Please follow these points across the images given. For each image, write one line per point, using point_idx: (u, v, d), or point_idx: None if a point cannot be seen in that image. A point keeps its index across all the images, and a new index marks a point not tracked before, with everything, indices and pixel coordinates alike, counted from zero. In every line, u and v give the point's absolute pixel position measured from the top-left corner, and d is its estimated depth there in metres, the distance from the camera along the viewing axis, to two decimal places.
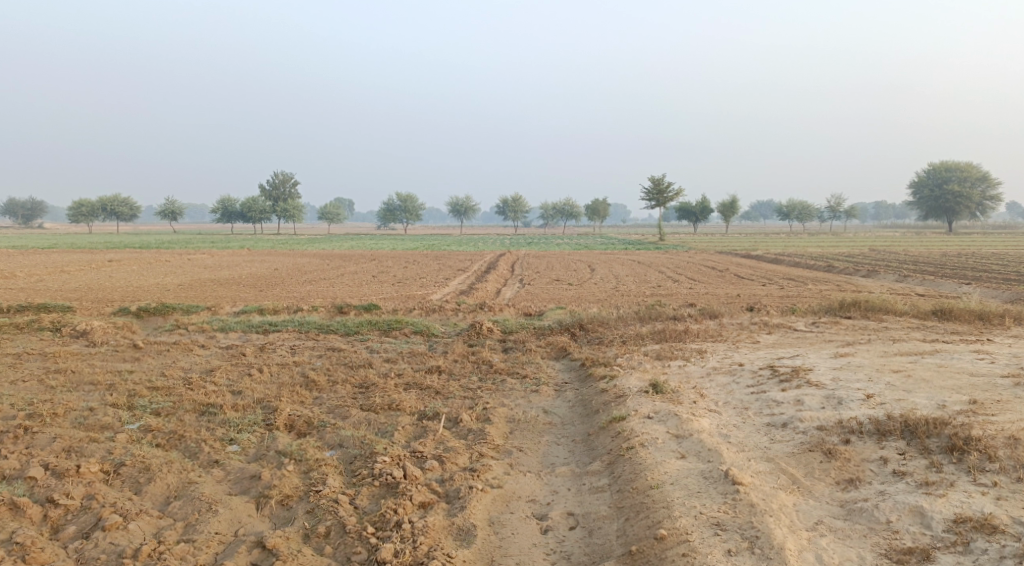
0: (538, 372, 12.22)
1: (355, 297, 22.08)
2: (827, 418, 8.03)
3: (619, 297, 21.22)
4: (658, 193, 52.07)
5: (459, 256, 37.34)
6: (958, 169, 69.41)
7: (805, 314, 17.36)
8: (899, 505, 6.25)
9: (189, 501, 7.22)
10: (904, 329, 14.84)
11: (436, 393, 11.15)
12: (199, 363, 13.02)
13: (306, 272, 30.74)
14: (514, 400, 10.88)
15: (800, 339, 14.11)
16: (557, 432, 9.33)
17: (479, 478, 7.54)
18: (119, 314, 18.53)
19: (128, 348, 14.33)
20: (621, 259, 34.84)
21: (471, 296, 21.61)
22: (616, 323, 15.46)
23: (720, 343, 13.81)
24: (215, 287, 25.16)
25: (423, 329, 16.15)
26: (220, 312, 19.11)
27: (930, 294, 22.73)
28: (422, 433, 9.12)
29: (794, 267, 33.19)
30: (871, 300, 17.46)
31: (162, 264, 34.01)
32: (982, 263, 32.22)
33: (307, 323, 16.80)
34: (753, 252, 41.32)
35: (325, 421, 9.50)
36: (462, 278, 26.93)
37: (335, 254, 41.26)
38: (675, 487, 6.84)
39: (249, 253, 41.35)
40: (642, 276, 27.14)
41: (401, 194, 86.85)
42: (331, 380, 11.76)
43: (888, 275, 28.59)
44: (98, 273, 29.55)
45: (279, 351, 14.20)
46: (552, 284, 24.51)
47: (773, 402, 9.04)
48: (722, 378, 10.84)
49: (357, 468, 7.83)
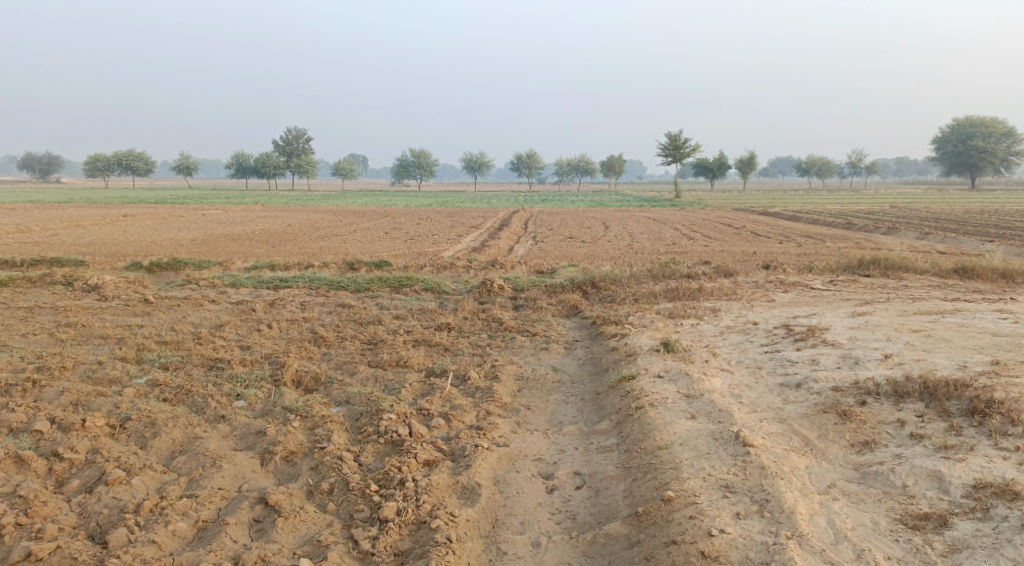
0: (549, 330, 12.08)
1: (367, 253, 21.96)
2: (842, 379, 7.85)
3: (632, 254, 21.00)
4: (674, 150, 51.45)
5: (473, 213, 37.11)
6: (982, 125, 68.17)
7: (822, 272, 17.10)
8: (915, 469, 6.07)
9: (194, 456, 7.16)
10: (923, 288, 14.57)
11: (445, 350, 11.05)
12: (208, 319, 12.95)
13: (319, 228, 30.62)
14: (524, 358, 10.75)
15: (817, 297, 13.89)
16: (566, 391, 9.20)
17: (485, 436, 7.43)
18: (130, 269, 18.48)
19: (139, 303, 14.28)
20: (636, 216, 34.51)
21: (484, 253, 21.43)
22: (629, 280, 15.27)
23: (734, 301, 13.60)
24: (228, 243, 25.09)
25: (434, 285, 16.01)
26: (232, 268, 19.03)
27: (950, 252, 22.37)
28: (429, 390, 9.02)
29: (812, 225, 32.76)
30: (890, 258, 17.15)
31: (176, 219, 33.95)
32: (1004, 222, 31.73)
33: (318, 279, 16.70)
34: (770, 209, 40.84)
35: (332, 377, 9.42)
36: (475, 234, 26.74)
37: (348, 210, 41.11)
38: (684, 447, 6.69)
39: (263, 209, 41.25)
40: (656, 234, 26.85)
41: (416, 149, 86.32)
42: (340, 337, 11.66)
43: (907, 232, 28.16)
44: (111, 227, 29.52)
45: (288, 307, 14.11)
46: (565, 241, 24.29)
47: (787, 361, 8.86)
48: (735, 337, 10.66)
49: (362, 425, 7.74)
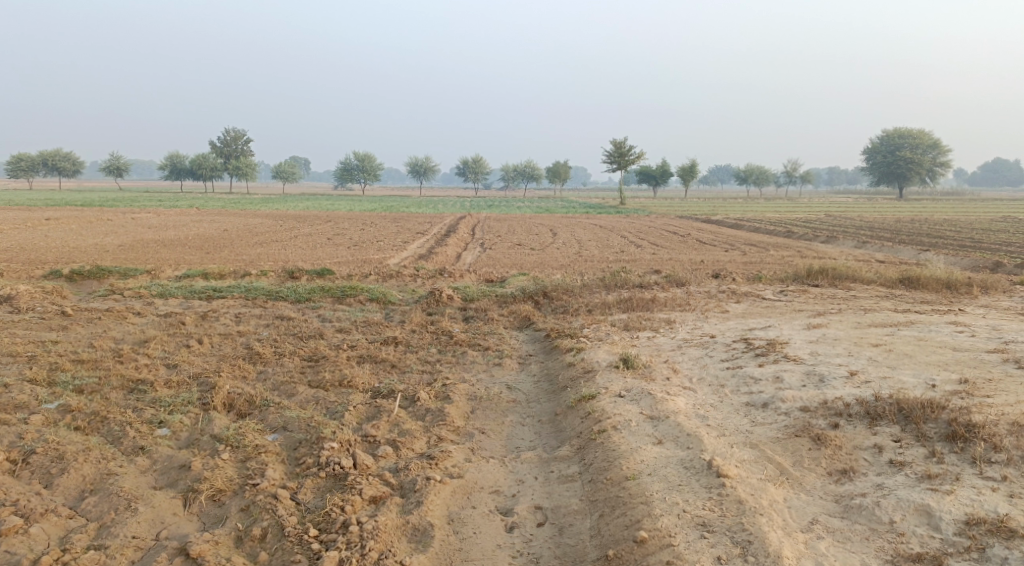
0: (500, 344, 11.59)
1: (307, 261, 21.19)
2: (811, 397, 7.51)
3: (581, 262, 20.63)
4: (618, 156, 51.43)
5: (418, 218, 36.49)
6: (911, 135, 69.86)
7: (772, 282, 16.92)
8: (902, 503, 5.73)
9: (106, 497, 6.56)
10: (874, 299, 14.43)
11: (392, 367, 10.50)
12: (132, 334, 12.19)
13: (256, 233, 29.65)
14: (475, 375, 10.26)
15: (770, 308, 13.66)
16: (521, 412, 8.74)
17: (437, 467, 6.92)
18: (51, 277, 17.49)
19: (56, 316, 13.40)
20: (582, 222, 34.21)
21: (430, 261, 20.84)
22: (580, 290, 14.87)
23: (689, 313, 13.29)
24: (159, 249, 24.05)
25: (378, 295, 15.41)
26: (161, 276, 18.12)
27: (892, 261, 22.50)
28: (375, 413, 8.48)
29: (754, 233, 32.82)
30: (839, 268, 17.06)
31: (104, 222, 32.58)
32: (939, 230, 32.27)
33: (255, 289, 15.94)
34: (712, 217, 40.95)
35: (268, 399, 8.81)
36: (420, 241, 26.11)
37: (287, 215, 40.06)
38: (653, 478, 6.26)
39: (198, 213, 39.94)
40: (603, 241, 26.58)
41: (358, 153, 84.98)
42: (278, 353, 11.03)
43: (848, 241, 28.36)
44: (35, 232, 28.15)
45: (221, 320, 13.37)
46: (512, 248, 23.82)
47: (750, 379, 8.51)
48: (694, 352, 10.31)
49: (301, 456, 7.18)
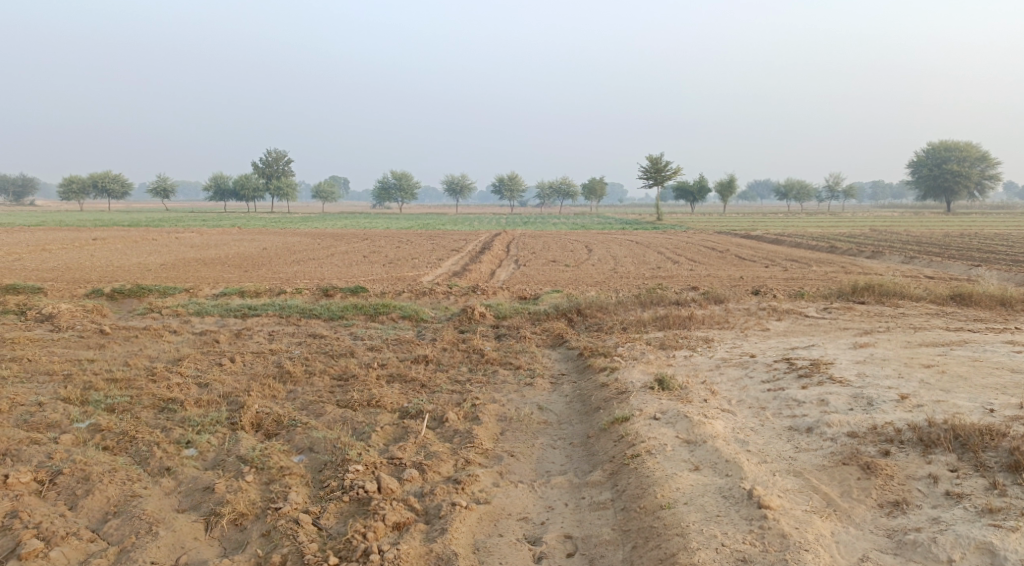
0: (533, 363, 11.29)
1: (343, 278, 21.11)
2: (858, 422, 7.11)
3: (617, 279, 20.27)
4: (655, 172, 50.99)
5: (455, 236, 36.41)
6: (956, 148, 68.47)
7: (815, 299, 16.43)
8: (961, 540, 5.34)
9: (128, 520, 6.35)
10: (922, 316, 13.90)
11: (422, 387, 10.24)
12: (166, 352, 12.09)
13: (294, 251, 29.72)
14: (506, 396, 9.97)
15: (813, 326, 13.21)
16: (553, 434, 8.43)
17: (464, 491, 6.63)
18: (91, 296, 17.57)
19: (94, 335, 13.38)
20: (619, 238, 33.85)
21: (465, 278, 20.64)
22: (616, 308, 14.54)
23: (728, 331, 12.89)
24: (198, 268, 24.17)
25: (411, 313, 15.21)
26: (198, 294, 18.13)
27: (939, 277, 21.83)
28: (403, 434, 8.22)
29: (795, 249, 32.18)
30: (885, 284, 16.52)
31: (146, 242, 32.93)
32: (987, 245, 31.38)
33: (289, 307, 15.84)
34: (752, 232, 40.32)
35: (295, 419, 8.59)
36: (456, 258, 25.96)
37: (325, 233, 40.22)
38: (690, 508, 5.92)
39: (238, 232, 40.26)
40: (640, 257, 26.20)
41: (396, 171, 85.46)
42: (308, 371, 10.83)
43: (893, 256, 27.66)
44: (79, 251, 28.50)
45: (255, 338, 13.25)
46: (548, 265, 23.54)
47: (793, 401, 8.11)
48: (734, 372, 9.93)
49: (326, 479, 6.93)
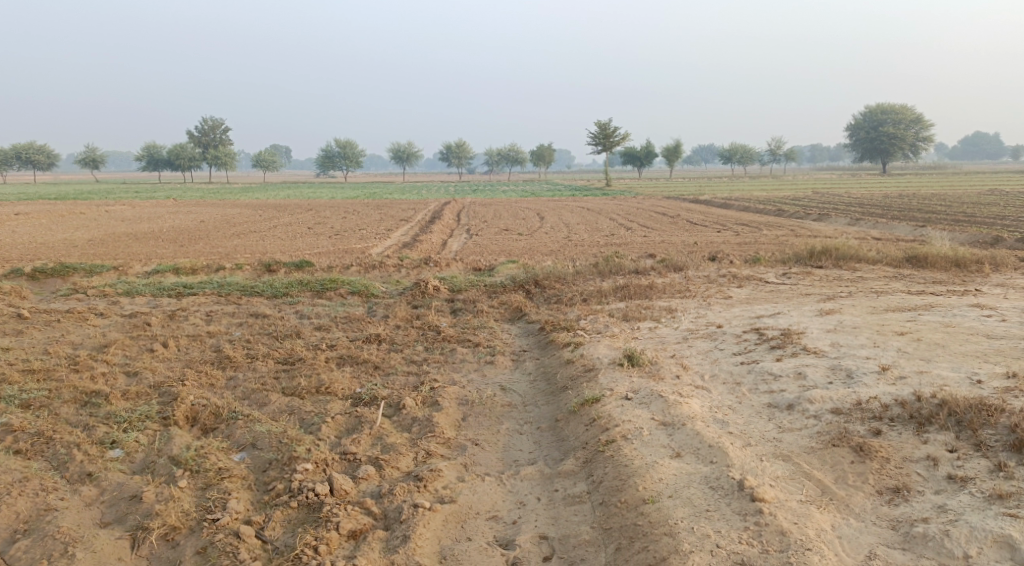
0: (492, 339, 10.75)
1: (285, 252, 20.27)
2: (842, 397, 6.70)
3: (571, 247, 19.80)
4: (603, 138, 50.57)
5: (401, 205, 35.58)
6: (893, 111, 69.29)
7: (772, 264, 16.12)
8: (978, 533, 5.10)
9: (41, 539, 6.10)
10: (882, 280, 13.65)
11: (375, 370, 9.66)
12: (93, 338, 11.32)
13: (235, 224, 28.65)
14: (466, 377, 9.42)
15: (774, 293, 12.89)
16: (518, 417, 7.95)
17: (426, 490, 6.28)
18: (12, 276, 16.52)
19: (13, 320, 12.48)
20: (569, 205, 33.34)
21: (414, 249, 19.98)
22: (573, 278, 14.03)
23: (689, 300, 12.48)
24: (132, 244, 23.04)
25: (360, 288, 14.54)
26: (130, 272, 17.17)
27: (889, 239, 21.78)
28: (356, 425, 7.71)
29: (744, 213, 32.02)
30: (842, 247, 16.27)
31: (77, 217, 31.45)
32: (928, 205, 31.62)
33: (228, 284, 15.03)
34: (699, 197, 40.14)
35: (236, 412, 8.01)
36: (403, 229, 25.22)
37: (268, 204, 38.93)
38: (677, 502, 5.63)
39: (175, 204, 38.81)
40: (592, 224, 25.77)
41: (338, 140, 83.55)
42: (250, 356, 10.15)
43: (840, 219, 27.64)
44: (3, 228, 27.03)
45: (191, 320, 12.48)
46: (499, 234, 22.98)
47: (769, 375, 7.71)
48: (703, 345, 9.50)
49: (270, 481, 6.64)
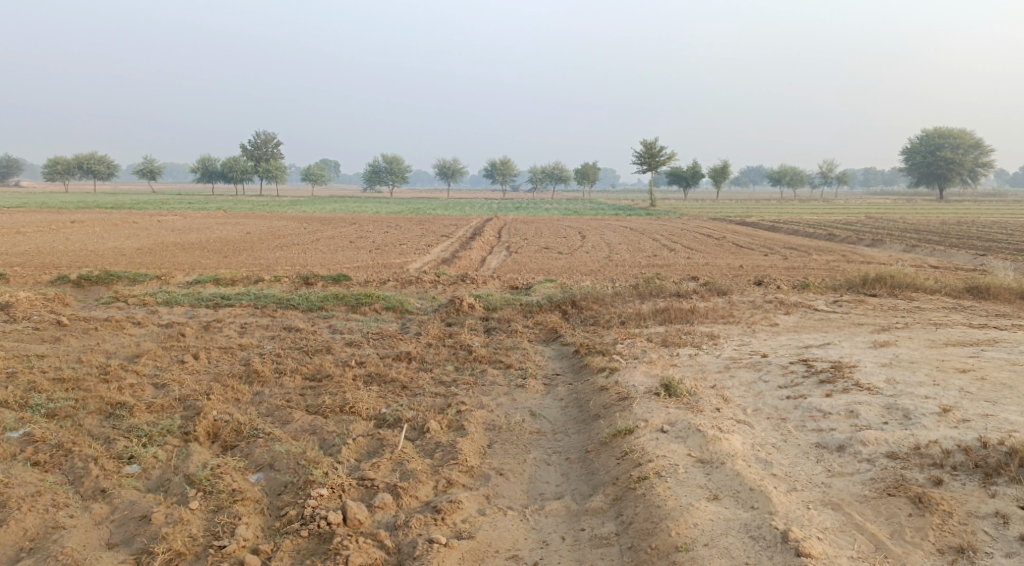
0: (526, 361, 10.35)
1: (325, 266, 20.09)
2: (898, 440, 6.20)
3: (613, 267, 19.33)
4: (649, 158, 50.00)
5: (444, 221, 35.38)
6: (949, 135, 67.56)
7: (822, 291, 15.49)
8: None
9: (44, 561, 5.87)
10: (940, 311, 12.98)
11: (402, 390, 9.30)
12: (125, 348, 11.15)
13: (279, 236, 28.65)
14: (496, 401, 9.02)
15: (824, 321, 12.30)
16: (547, 445, 7.54)
17: (444, 523, 5.99)
18: (55, 283, 16.54)
19: (49, 326, 12.38)
20: (613, 225, 32.84)
21: (454, 266, 19.69)
22: (614, 300, 13.57)
23: (734, 326, 11.95)
24: (176, 253, 23.09)
25: (396, 304, 14.24)
26: (171, 282, 17.11)
27: (945, 267, 20.92)
28: (377, 448, 7.37)
29: (792, 237, 31.24)
30: (896, 274, 15.59)
31: (126, 226, 31.74)
32: (986, 233, 30.51)
33: (265, 297, 14.84)
34: (747, 219, 39.44)
35: (257, 430, 7.71)
36: (444, 245, 24.96)
37: (313, 217, 38.98)
38: (713, 552, 5.30)
39: (223, 215, 39.12)
40: (635, 245, 25.26)
41: (386, 154, 83.97)
42: (277, 371, 9.87)
43: (893, 245, 26.75)
44: (54, 235, 27.33)
45: (224, 331, 12.27)
46: (540, 252, 22.58)
47: (817, 412, 7.19)
48: (746, 375, 9.00)
49: (283, 506, 6.34)
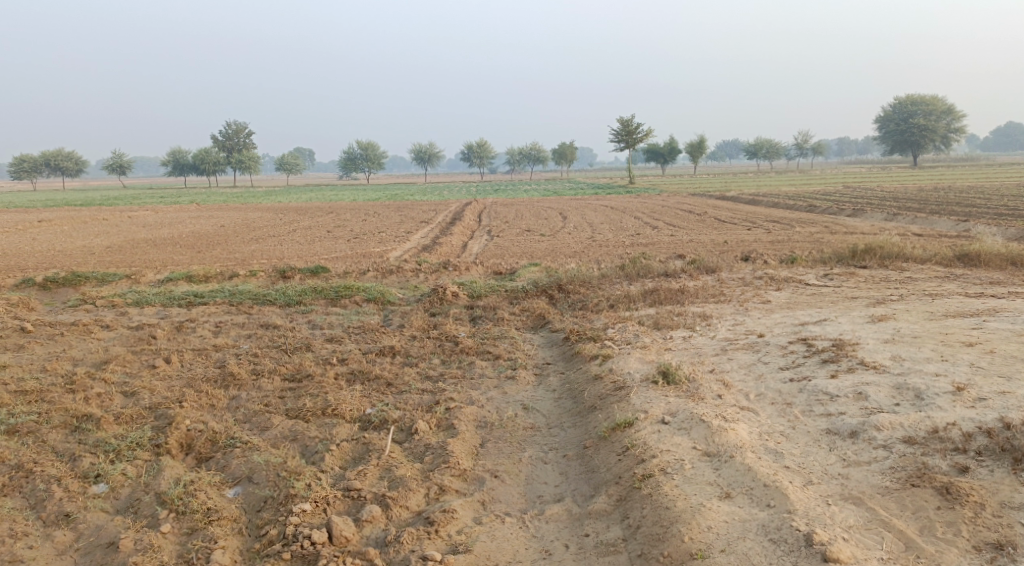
0: (514, 351, 9.95)
1: (301, 257, 19.59)
2: (914, 423, 5.91)
3: (596, 248, 18.95)
4: (626, 135, 49.57)
5: (423, 206, 34.84)
6: (922, 102, 67.52)
7: (811, 264, 15.15)
8: None
9: None
10: (934, 281, 12.68)
11: (387, 387, 8.89)
12: (93, 354, 10.65)
13: (254, 228, 28.03)
14: (485, 395, 8.64)
15: (818, 296, 11.99)
16: (542, 441, 7.17)
17: (437, 536, 5.69)
18: (21, 287, 15.94)
19: (14, 334, 11.86)
20: (593, 205, 32.45)
21: (434, 253, 19.23)
22: (601, 282, 13.19)
23: (726, 305, 11.61)
24: (148, 250, 22.46)
25: (376, 295, 13.79)
26: (141, 281, 16.55)
27: (931, 235, 20.69)
28: (363, 453, 6.98)
29: (773, 209, 30.98)
30: (886, 245, 15.29)
31: (96, 223, 30.96)
32: (965, 199, 30.38)
33: (240, 293, 14.33)
34: (726, 193, 39.12)
35: (233, 438, 7.31)
36: (424, 231, 24.48)
37: (289, 207, 38.27)
38: (731, 558, 5.07)
39: (197, 209, 38.34)
40: (617, 224, 24.88)
41: (360, 141, 82.89)
42: (255, 373, 9.43)
43: (875, 214, 26.52)
44: (21, 236, 26.58)
45: (197, 332, 11.78)
46: (521, 235, 22.17)
47: (824, 395, 6.85)
48: (745, 357, 8.65)
49: (263, 525, 6.06)
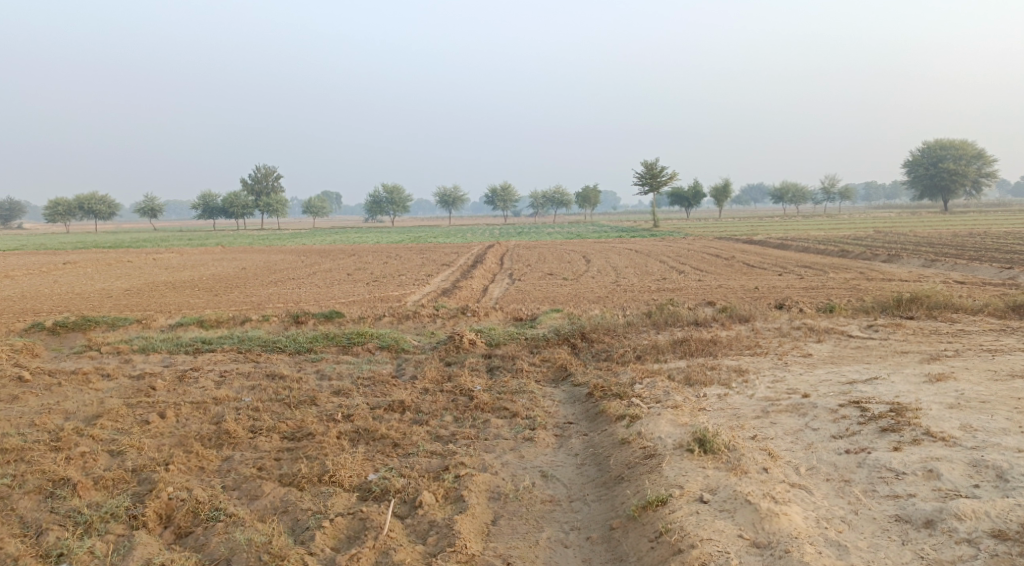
0: (533, 408, 9.09)
1: (317, 302, 18.91)
2: (1001, 513, 5.36)
3: (621, 294, 18.12)
4: (650, 178, 48.88)
5: (446, 248, 34.20)
6: (951, 146, 66.35)
7: (852, 314, 14.20)
8: None
9: None
10: (988, 334, 11.69)
11: (393, 449, 8.08)
12: (86, 406, 9.93)
13: (273, 271, 27.44)
14: (501, 460, 7.79)
15: (863, 349, 11.07)
16: (563, 517, 6.33)
17: None
18: (29, 331, 15.35)
19: (9, 383, 11.17)
20: (617, 248, 31.63)
21: (453, 297, 18.50)
22: (628, 331, 12.34)
23: (763, 359, 10.71)
24: (164, 293, 21.89)
25: (390, 342, 13.01)
26: (151, 326, 15.92)
27: (973, 283, 19.65)
28: (359, 532, 6.19)
29: (804, 254, 30.00)
30: (932, 294, 14.31)
31: (117, 265, 30.55)
32: (1003, 245, 29.23)
33: (249, 339, 13.61)
34: (754, 237, 38.22)
35: (218, 510, 6.53)
36: (445, 274, 23.78)
37: (312, 250, 37.72)
38: None
39: (221, 251, 37.99)
40: (643, 268, 24.05)
41: (386, 184, 82.95)
42: (253, 430, 8.63)
43: (912, 260, 25.44)
44: (41, 278, 26.15)
45: (200, 382, 11.03)
46: (544, 279, 21.39)
47: (888, 472, 6.01)
48: (790, 421, 7.76)
49: None
